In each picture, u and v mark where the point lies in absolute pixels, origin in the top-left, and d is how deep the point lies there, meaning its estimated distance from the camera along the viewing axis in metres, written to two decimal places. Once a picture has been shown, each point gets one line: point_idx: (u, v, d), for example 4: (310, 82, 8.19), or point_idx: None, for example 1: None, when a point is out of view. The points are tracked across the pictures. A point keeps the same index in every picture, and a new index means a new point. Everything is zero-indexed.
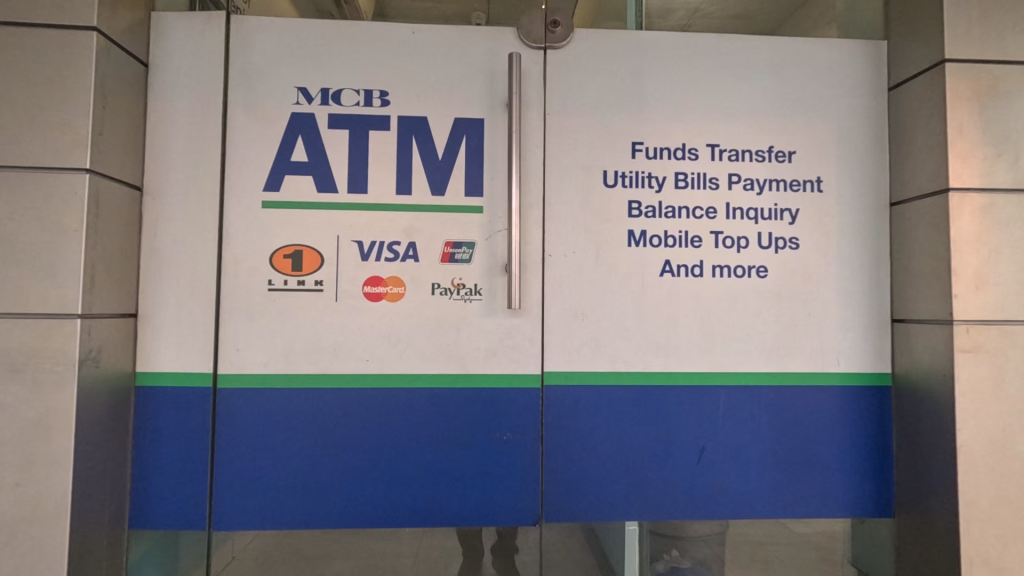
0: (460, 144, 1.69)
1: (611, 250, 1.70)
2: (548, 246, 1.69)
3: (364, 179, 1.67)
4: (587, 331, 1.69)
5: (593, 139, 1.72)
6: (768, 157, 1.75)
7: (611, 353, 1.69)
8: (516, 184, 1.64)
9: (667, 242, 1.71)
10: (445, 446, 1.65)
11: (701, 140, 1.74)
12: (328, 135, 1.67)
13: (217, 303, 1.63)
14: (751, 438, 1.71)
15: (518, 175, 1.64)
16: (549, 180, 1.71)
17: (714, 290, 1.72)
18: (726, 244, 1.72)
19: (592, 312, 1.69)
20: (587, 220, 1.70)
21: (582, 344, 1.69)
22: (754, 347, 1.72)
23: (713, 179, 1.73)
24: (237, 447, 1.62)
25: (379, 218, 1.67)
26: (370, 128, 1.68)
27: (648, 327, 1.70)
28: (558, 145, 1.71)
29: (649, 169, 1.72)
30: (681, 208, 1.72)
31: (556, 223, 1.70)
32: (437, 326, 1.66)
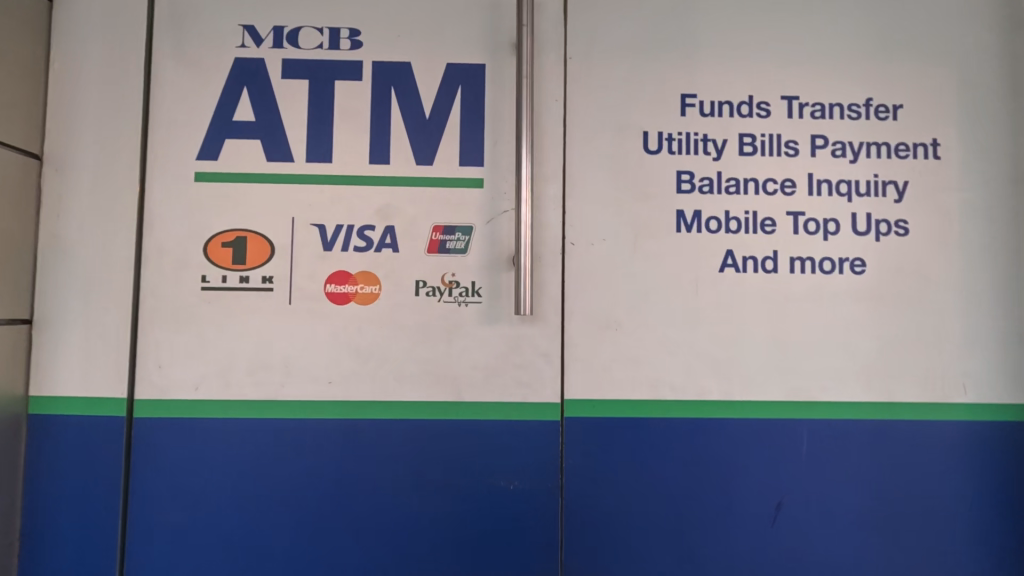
0: (453, 98, 1.29)
1: (653, 237, 1.28)
2: (569, 231, 1.28)
3: (328, 144, 1.27)
4: (622, 345, 1.27)
5: (629, 90, 1.29)
6: (866, 113, 1.30)
7: (654, 374, 1.26)
8: (527, 148, 1.22)
9: (729, 226, 1.28)
10: (431, 498, 1.24)
11: (776, 90, 1.30)
12: (282, 88, 1.28)
13: (136, 305, 1.25)
14: (843, 491, 1.27)
15: (529, 136, 1.23)
16: (570, 144, 1.29)
17: (793, 291, 1.28)
18: (808, 229, 1.28)
19: (627, 320, 1.27)
20: (621, 197, 1.28)
21: (615, 362, 1.26)
22: (848, 367, 1.27)
23: (790, 143, 1.29)
24: (158, 495, 1.22)
25: (346, 194, 1.27)
26: (337, 77, 1.29)
27: (704, 340, 1.27)
28: (583, 97, 1.29)
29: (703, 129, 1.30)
30: (748, 181, 1.28)
31: (580, 201, 1.28)
32: (422, 337, 1.26)
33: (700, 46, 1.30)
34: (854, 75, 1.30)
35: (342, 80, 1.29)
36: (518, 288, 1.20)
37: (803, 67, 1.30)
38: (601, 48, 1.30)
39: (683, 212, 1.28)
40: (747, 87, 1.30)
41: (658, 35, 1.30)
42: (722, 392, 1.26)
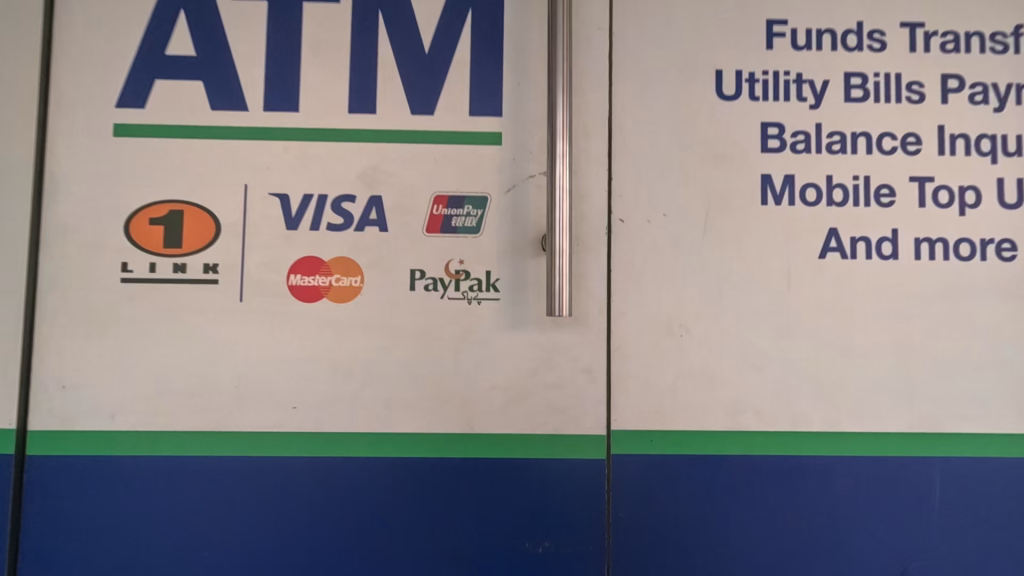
0: (462, 25, 0.96)
1: (730, 211, 0.95)
2: (617, 204, 0.95)
3: (293, 89, 0.95)
4: (689, 357, 0.94)
5: (696, 15, 0.97)
6: (1014, 45, 0.97)
7: (731, 397, 0.93)
8: (564, 87, 0.91)
9: (832, 197, 0.95)
10: (431, 566, 0.90)
11: (893, 14, 0.97)
12: (232, 12, 0.95)
13: (33, 303, 0.92)
14: (998, 555, 0.93)
15: (565, 72, 0.92)
16: (618, 87, 0.96)
17: (919, 283, 0.95)
18: (938, 201, 0.95)
19: (695, 323, 0.94)
20: (687, 158, 0.96)
21: (681, 381, 0.93)
22: (995, 388, 0.94)
23: (913, 85, 0.96)
24: (58, 563, 0.90)
25: (317, 155, 0.94)
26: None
27: (800, 351, 0.94)
28: (635, 25, 0.96)
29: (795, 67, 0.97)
30: (858, 136, 0.95)
31: (631, 163, 0.95)
32: (420, 346, 0.93)
33: None
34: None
35: (314, 3, 0.96)
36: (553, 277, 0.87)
37: None
38: None
39: (770, 179, 0.95)
40: (854, 11, 0.97)
41: None
42: (827, 422, 0.93)
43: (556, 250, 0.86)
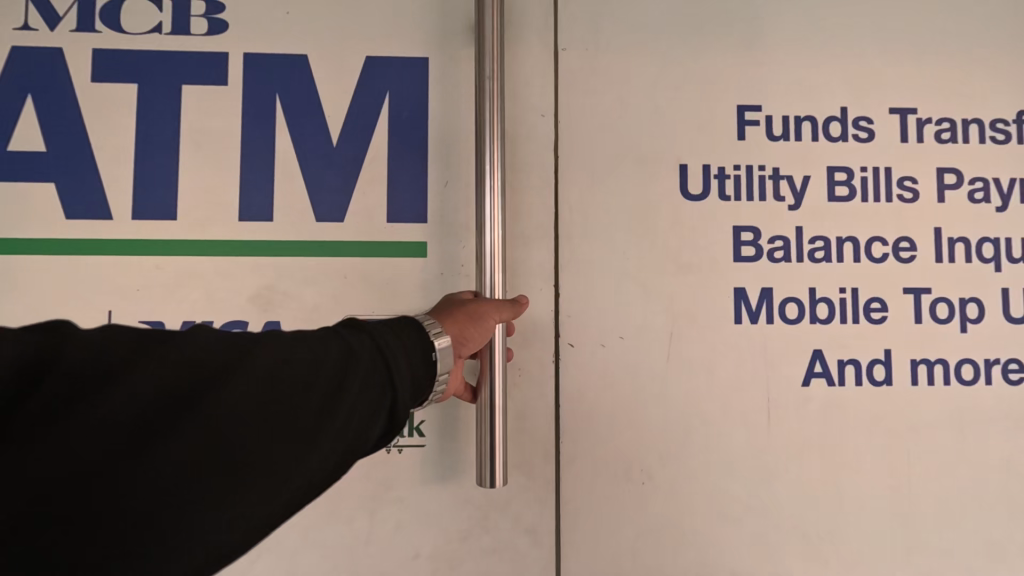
0: (376, 113, 0.80)
1: (697, 332, 0.81)
2: (566, 326, 0.80)
3: (170, 191, 0.78)
4: (652, 507, 0.79)
5: (656, 99, 0.82)
6: (1017, 133, 0.84)
7: (701, 554, 0.79)
8: (496, 204, 0.72)
9: (816, 314, 0.81)
10: None
11: (882, 98, 0.83)
12: (93, 97, 0.78)
13: None
14: None
15: (498, 181, 0.73)
16: (566, 186, 0.81)
17: (917, 412, 0.81)
18: (937, 315, 0.82)
19: (658, 466, 0.79)
20: (648, 270, 0.81)
21: (643, 537, 0.79)
22: (1007, 534, 0.81)
23: (905, 181, 0.83)
24: None
25: (198, 271, 0.78)
26: (186, 79, 0.79)
27: (781, 497, 0.80)
28: (584, 113, 0.82)
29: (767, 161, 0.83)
30: (844, 242, 0.82)
31: (582, 278, 0.80)
32: (328, 505, 0.77)
33: (764, 31, 0.83)
34: (999, 76, 0.84)
35: (196, 86, 0.79)
36: (481, 434, 0.70)
37: (923, 64, 0.84)
38: (613, 34, 0.83)
39: (745, 292, 0.81)
40: (838, 95, 0.83)
41: (701, 14, 0.83)
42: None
43: (490, 405, 0.70)
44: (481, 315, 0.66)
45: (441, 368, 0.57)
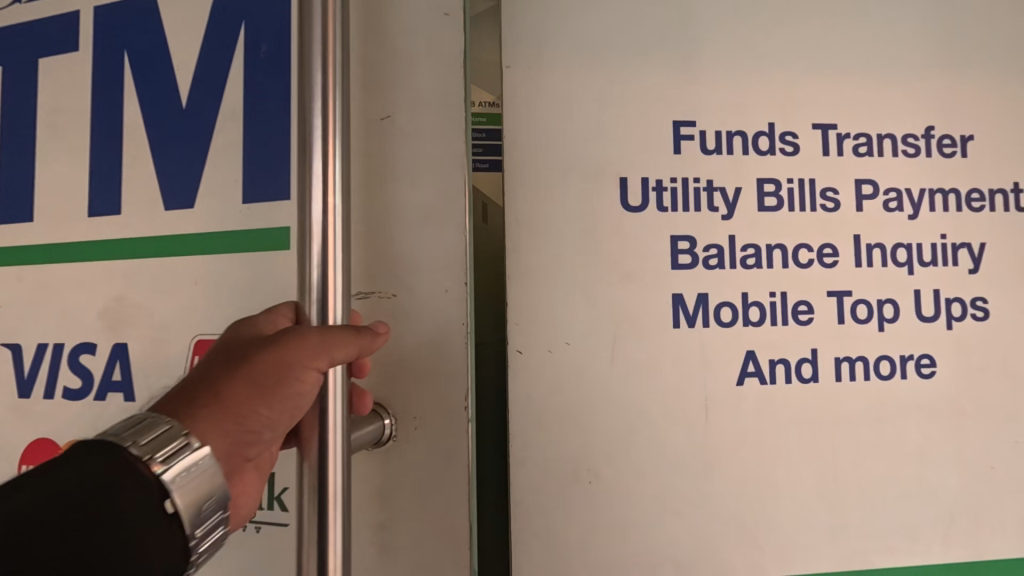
0: (231, 48, 0.80)
1: (639, 337, 0.85)
2: (515, 332, 0.83)
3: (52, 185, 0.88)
4: (599, 505, 0.83)
5: (594, 114, 0.86)
6: (926, 147, 0.91)
7: (644, 546, 0.84)
8: (330, 148, 0.58)
9: (749, 317, 0.87)
10: None
11: (807, 114, 0.90)
12: (59, 121, 0.88)
13: None
14: None
15: (335, 144, 0.59)
16: (514, 198, 0.84)
17: (841, 406, 0.88)
18: (857, 315, 0.88)
19: (605, 466, 0.83)
20: (590, 278, 0.85)
21: (590, 532, 0.83)
22: (922, 516, 0.88)
23: (828, 191, 0.89)
24: None
25: (56, 292, 0.86)
26: (46, 58, 0.90)
27: (715, 490, 0.85)
28: (526, 127, 0.85)
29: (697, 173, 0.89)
30: (773, 249, 0.87)
31: (528, 286, 0.84)
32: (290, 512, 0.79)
33: (697, 52, 0.88)
34: (912, 94, 0.91)
35: (57, 64, 0.89)
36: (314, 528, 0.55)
37: (843, 82, 0.90)
38: (553, 50, 0.86)
39: (682, 298, 0.86)
40: (766, 111, 0.89)
41: (636, 32, 0.87)
42: (747, 567, 0.85)
43: (318, 489, 0.55)
44: (277, 374, 0.54)
45: (207, 489, 0.51)
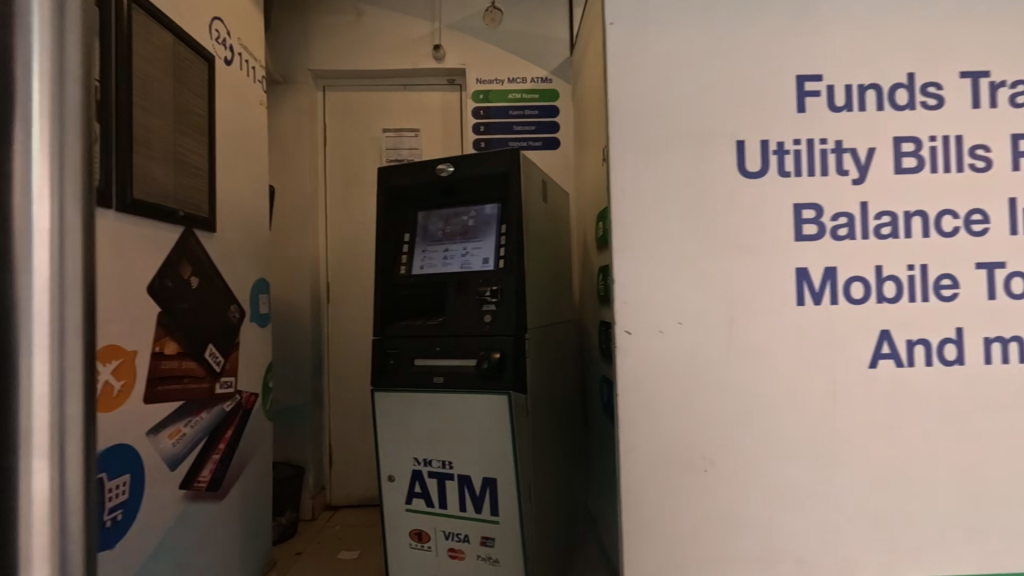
0: None
1: (757, 315, 0.78)
2: (624, 311, 0.78)
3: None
4: (715, 493, 0.77)
5: (705, 71, 0.78)
6: None
7: (765, 537, 0.77)
8: None
9: (883, 293, 0.78)
10: None
11: (954, 61, 0.78)
12: None
13: None
14: None
15: None
16: (619, 168, 0.78)
17: (992, 392, 0.78)
18: (1012, 290, 0.78)
19: (719, 454, 0.77)
20: (703, 252, 0.78)
21: (704, 522, 0.77)
22: None
23: (978, 149, 0.78)
24: None
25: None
26: None
27: (842, 480, 0.78)
28: (633, 88, 0.78)
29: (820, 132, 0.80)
30: (912, 216, 0.78)
31: (634, 262, 0.78)
32: None
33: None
34: None
35: None
36: None
37: (998, 24, 0.79)
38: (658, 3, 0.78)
39: (807, 273, 0.78)
40: (903, 62, 0.79)
41: None
42: (878, 563, 0.78)
43: None
44: None
45: None
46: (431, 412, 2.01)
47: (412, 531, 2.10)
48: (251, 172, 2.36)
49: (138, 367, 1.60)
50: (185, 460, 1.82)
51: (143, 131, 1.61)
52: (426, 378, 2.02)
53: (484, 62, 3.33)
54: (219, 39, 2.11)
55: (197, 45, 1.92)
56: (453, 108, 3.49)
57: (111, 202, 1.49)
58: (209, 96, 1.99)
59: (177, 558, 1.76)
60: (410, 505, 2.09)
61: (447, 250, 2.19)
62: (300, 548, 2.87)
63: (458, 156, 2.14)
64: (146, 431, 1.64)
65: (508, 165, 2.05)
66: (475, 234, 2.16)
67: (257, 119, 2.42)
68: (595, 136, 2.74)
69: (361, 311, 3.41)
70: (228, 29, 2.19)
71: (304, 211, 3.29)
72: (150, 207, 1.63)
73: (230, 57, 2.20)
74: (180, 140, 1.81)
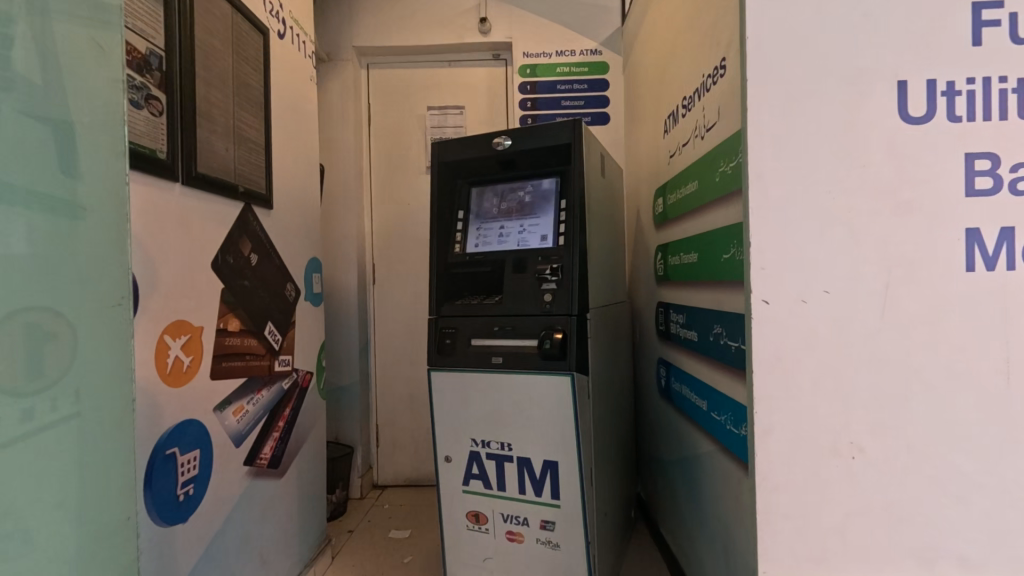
0: None
1: (914, 278, 0.99)
2: (772, 285, 1.03)
3: (89, 124, 0.82)
4: (863, 477, 1.02)
5: (877, 46, 0.99)
6: None
7: (921, 469, 1.01)
8: None
9: None
10: None
11: None
12: None
13: None
14: None
15: None
16: (788, 149, 1.02)
17: None
18: None
19: (862, 393, 1.02)
20: (873, 219, 1.00)
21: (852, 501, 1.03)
22: None
23: None
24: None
25: (21, 268, 0.75)
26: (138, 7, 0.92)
27: (991, 408, 0.98)
28: (776, 84, 1.01)
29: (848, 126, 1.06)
30: None
31: (783, 255, 1.02)
32: None
33: None
34: None
35: None
36: None
37: None
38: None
39: (980, 232, 0.97)
40: None
41: None
42: (1002, 485, 0.99)
43: None
44: None
45: None
46: (489, 393, 1.96)
47: (469, 512, 2.07)
48: (303, 149, 2.33)
49: (205, 342, 1.59)
50: (249, 436, 1.83)
51: (204, 103, 1.59)
52: (484, 358, 1.97)
53: (531, 35, 3.22)
54: (272, 12, 2.06)
55: (253, 16, 1.87)
56: (499, 83, 3.39)
57: (177, 175, 1.47)
58: (265, 70, 1.95)
59: (244, 533, 1.78)
60: (467, 487, 2.06)
61: (502, 227, 2.12)
62: (351, 526, 2.90)
63: (514, 128, 2.04)
64: (213, 407, 1.64)
65: (567, 136, 1.96)
66: (532, 210, 2.09)
67: (307, 94, 2.38)
68: (651, 106, 2.60)
69: (407, 292, 3.39)
70: (280, 1, 2.14)
71: (347, 190, 3.24)
72: (214, 182, 1.61)
73: (283, 30, 2.16)
74: (240, 114, 1.79)
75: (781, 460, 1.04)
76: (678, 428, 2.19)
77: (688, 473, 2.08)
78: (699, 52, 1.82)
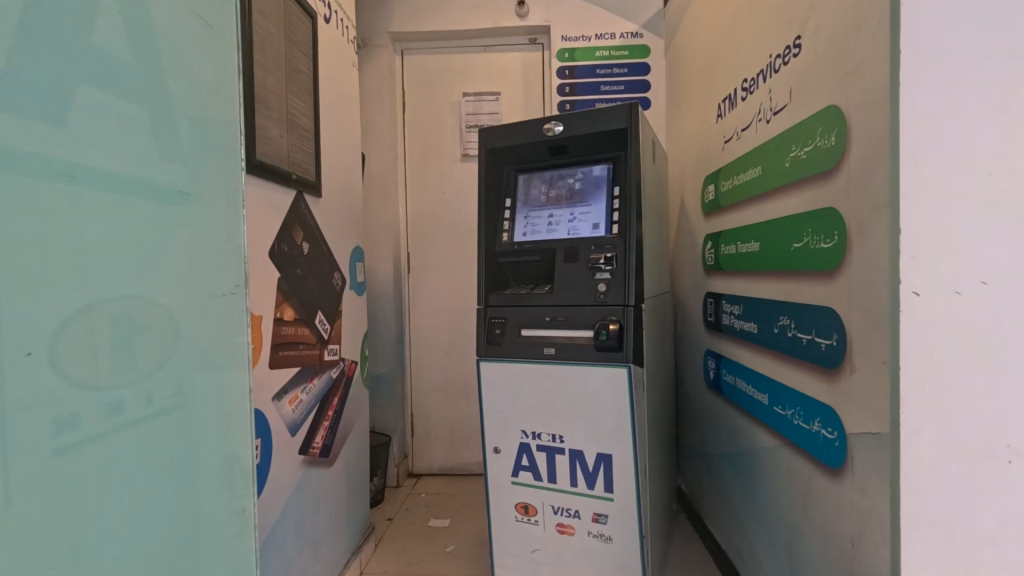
0: None
1: None
2: (925, 276, 1.04)
3: (189, 108, 0.78)
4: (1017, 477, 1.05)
5: None
6: None
7: None
8: None
9: None
10: None
11: None
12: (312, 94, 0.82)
13: None
14: None
15: None
16: (940, 132, 1.03)
17: None
18: None
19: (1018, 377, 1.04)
20: None
21: (1001, 501, 1.05)
22: None
23: None
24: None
25: (140, 254, 0.70)
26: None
27: None
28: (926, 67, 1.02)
29: (996, 98, 1.03)
30: None
31: (937, 250, 1.04)
32: None
33: None
34: None
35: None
36: None
37: None
38: None
39: None
40: None
41: None
42: None
43: None
44: None
45: None
46: (540, 384, 1.93)
47: (518, 504, 2.05)
48: (346, 136, 2.30)
49: (263, 331, 1.58)
50: (303, 425, 1.83)
51: (260, 89, 1.56)
52: (535, 349, 1.93)
53: (570, 17, 3.13)
54: None
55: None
56: (535, 68, 3.32)
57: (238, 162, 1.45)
58: (314, 55, 1.92)
59: (298, 522, 1.78)
60: (516, 479, 2.04)
61: (551, 216, 2.07)
62: (391, 514, 2.91)
63: (566, 113, 1.98)
64: (271, 396, 1.64)
65: (622, 121, 1.89)
66: (582, 197, 2.04)
67: (350, 80, 2.34)
68: (699, 90, 2.51)
69: (442, 281, 3.36)
70: None
71: (381, 179, 3.21)
72: (271, 169, 1.59)
73: (328, 14, 2.12)
74: (292, 100, 1.76)
75: (930, 466, 1.06)
76: (729, 421, 2.14)
77: (741, 467, 2.03)
78: (764, 32, 1.75)
